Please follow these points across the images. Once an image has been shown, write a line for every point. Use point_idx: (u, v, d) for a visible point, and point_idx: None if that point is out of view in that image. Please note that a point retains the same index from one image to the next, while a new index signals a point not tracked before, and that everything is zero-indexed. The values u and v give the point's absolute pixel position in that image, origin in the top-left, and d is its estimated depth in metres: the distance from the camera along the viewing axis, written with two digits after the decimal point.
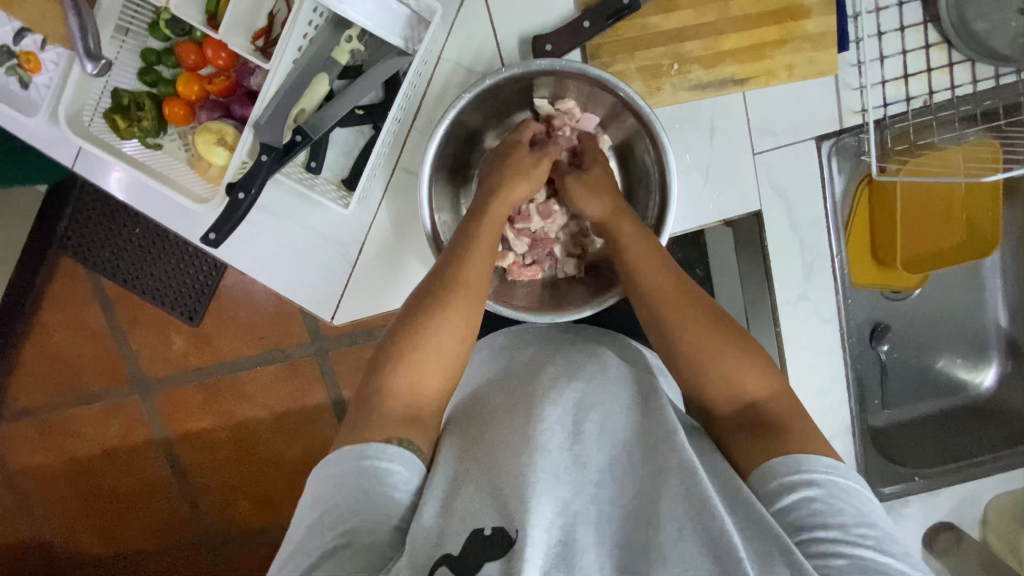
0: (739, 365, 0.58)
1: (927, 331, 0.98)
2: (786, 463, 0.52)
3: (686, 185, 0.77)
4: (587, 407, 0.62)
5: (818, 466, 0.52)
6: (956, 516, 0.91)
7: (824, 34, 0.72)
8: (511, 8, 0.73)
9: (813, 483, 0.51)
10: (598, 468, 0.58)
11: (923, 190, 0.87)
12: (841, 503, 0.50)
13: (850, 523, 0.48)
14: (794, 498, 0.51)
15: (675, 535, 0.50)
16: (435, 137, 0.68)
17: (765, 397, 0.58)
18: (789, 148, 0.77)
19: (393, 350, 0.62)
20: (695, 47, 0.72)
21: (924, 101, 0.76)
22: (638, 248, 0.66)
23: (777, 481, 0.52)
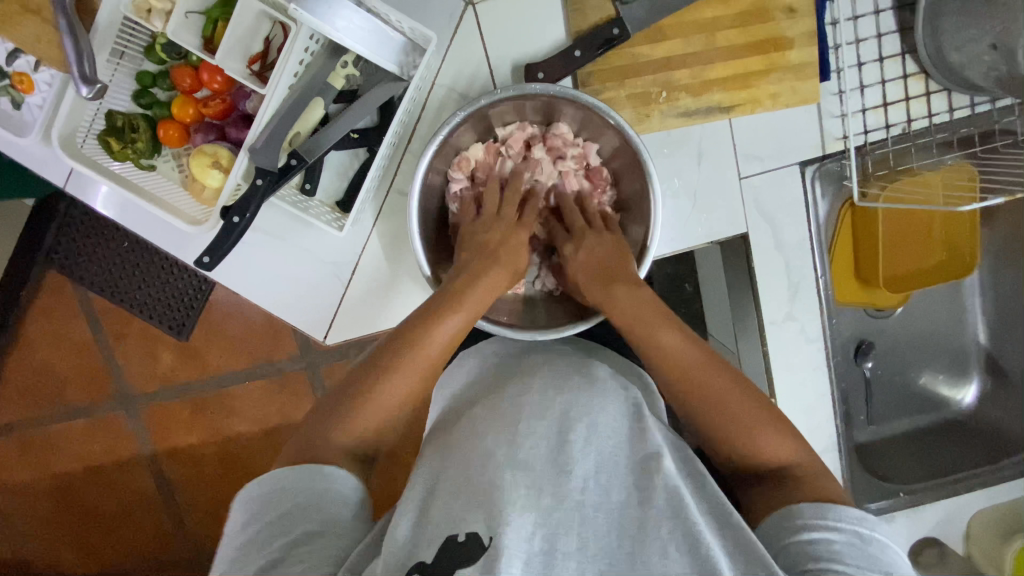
0: (724, 383, 0.63)
1: (910, 349, 1.00)
2: (815, 507, 0.55)
3: (675, 209, 0.79)
4: (574, 416, 0.62)
5: (845, 516, 0.53)
6: (940, 530, 0.93)
7: (806, 64, 0.74)
8: (504, 35, 0.74)
9: (837, 529, 0.53)
10: (585, 474, 0.57)
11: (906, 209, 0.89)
12: (864, 548, 0.51)
13: (866, 566, 0.50)
14: (814, 536, 0.53)
15: (660, 555, 0.51)
16: (427, 153, 0.69)
17: (746, 420, 0.62)
18: (774, 171, 0.79)
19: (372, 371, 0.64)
20: (684, 76, 0.74)
21: (903, 128, 0.79)
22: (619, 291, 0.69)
23: (801, 521, 0.54)
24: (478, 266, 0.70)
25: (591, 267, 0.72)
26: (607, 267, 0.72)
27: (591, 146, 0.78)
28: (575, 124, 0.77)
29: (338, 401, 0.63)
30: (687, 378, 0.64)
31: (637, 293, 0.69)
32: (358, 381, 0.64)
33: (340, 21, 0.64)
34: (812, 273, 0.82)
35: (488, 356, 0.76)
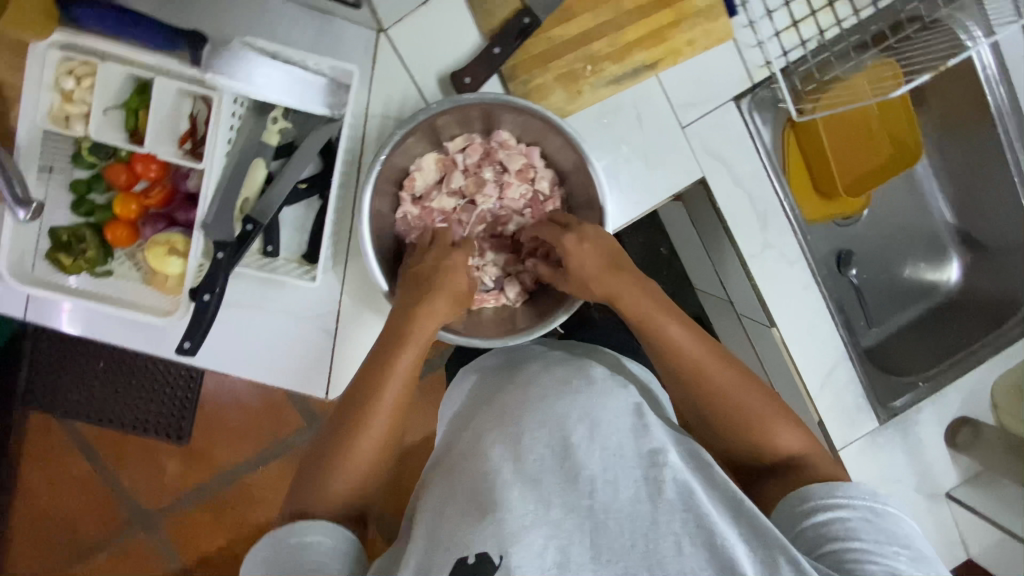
0: (729, 381, 0.64)
1: (887, 247, 1.05)
2: (825, 488, 0.58)
3: (630, 173, 0.80)
4: (573, 419, 0.62)
5: (855, 491, 0.57)
6: (966, 409, 0.96)
7: (711, 6, 0.76)
8: (422, 52, 0.75)
9: (850, 507, 0.56)
10: (592, 475, 0.58)
11: (843, 123, 0.93)
12: (879, 522, 0.55)
13: (883, 540, 0.54)
14: (830, 516, 0.56)
15: (674, 548, 0.52)
16: (366, 196, 0.68)
17: (751, 417, 0.64)
18: (711, 115, 0.81)
19: (359, 408, 0.62)
20: (602, 46, 0.76)
21: (818, 41, 0.82)
22: (637, 291, 0.67)
23: (813, 503, 0.58)
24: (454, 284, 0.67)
25: (597, 263, 0.67)
26: (607, 254, 0.68)
27: (533, 150, 0.78)
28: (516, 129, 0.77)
29: (331, 437, 0.62)
30: (698, 379, 0.65)
31: (646, 287, 0.68)
32: (340, 426, 0.62)
33: (259, 79, 0.66)
34: (776, 202, 0.84)
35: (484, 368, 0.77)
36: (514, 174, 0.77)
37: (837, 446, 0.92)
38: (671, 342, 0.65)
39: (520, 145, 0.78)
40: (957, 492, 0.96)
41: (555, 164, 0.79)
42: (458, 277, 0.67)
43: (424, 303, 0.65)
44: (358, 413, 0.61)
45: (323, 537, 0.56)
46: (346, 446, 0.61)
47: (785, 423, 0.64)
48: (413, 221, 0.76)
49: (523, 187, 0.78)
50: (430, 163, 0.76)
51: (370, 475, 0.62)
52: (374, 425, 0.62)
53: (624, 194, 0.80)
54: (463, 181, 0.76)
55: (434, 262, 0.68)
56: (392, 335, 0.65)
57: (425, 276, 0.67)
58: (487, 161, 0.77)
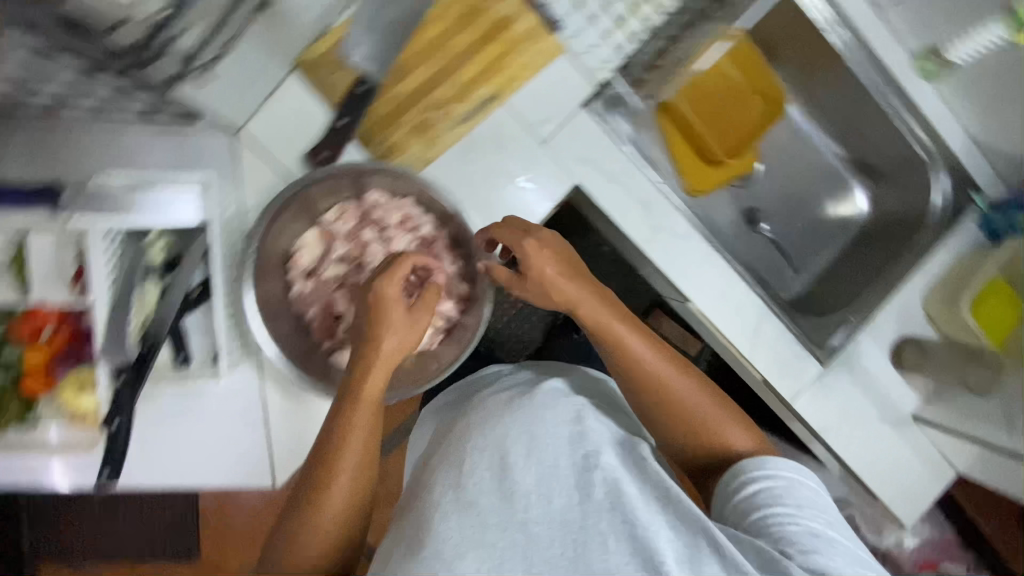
0: (681, 383, 0.65)
1: (790, 195, 1.09)
2: (752, 462, 0.62)
3: (507, 197, 0.84)
4: (515, 440, 0.62)
5: (776, 465, 0.61)
6: (907, 330, 0.96)
7: (534, 27, 0.80)
8: (277, 140, 0.78)
9: (773, 476, 0.60)
10: (527, 491, 0.58)
11: (710, 93, 0.98)
12: (797, 490, 0.59)
13: (802, 504, 0.58)
14: (756, 488, 0.60)
15: (601, 547, 0.54)
16: (246, 291, 0.73)
17: (697, 414, 0.65)
18: (567, 124, 0.85)
19: (315, 480, 0.59)
20: (445, 91, 0.79)
21: (645, 30, 0.87)
22: (591, 296, 0.66)
23: (743, 479, 0.61)
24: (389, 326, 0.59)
25: (558, 269, 0.66)
26: (567, 260, 0.67)
27: (407, 200, 0.79)
28: (384, 185, 0.78)
29: (289, 515, 0.60)
30: (654, 378, 0.65)
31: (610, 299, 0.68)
32: (297, 501, 0.59)
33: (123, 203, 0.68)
34: (654, 188, 0.88)
35: (439, 413, 0.84)
36: (395, 227, 0.79)
37: (788, 398, 0.93)
38: (634, 345, 0.65)
39: (393, 199, 0.79)
40: (924, 412, 0.96)
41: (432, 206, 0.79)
42: (394, 310, 0.60)
43: (371, 354, 0.60)
44: (315, 488, 0.58)
45: None
46: (306, 522, 0.58)
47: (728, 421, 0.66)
48: (308, 296, 0.78)
49: (408, 236, 0.79)
50: (311, 239, 0.77)
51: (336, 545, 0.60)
52: (334, 496, 0.58)
53: (506, 216, 0.84)
54: (347, 247, 0.78)
55: (365, 305, 0.60)
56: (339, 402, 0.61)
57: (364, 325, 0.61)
58: (366, 222, 0.78)
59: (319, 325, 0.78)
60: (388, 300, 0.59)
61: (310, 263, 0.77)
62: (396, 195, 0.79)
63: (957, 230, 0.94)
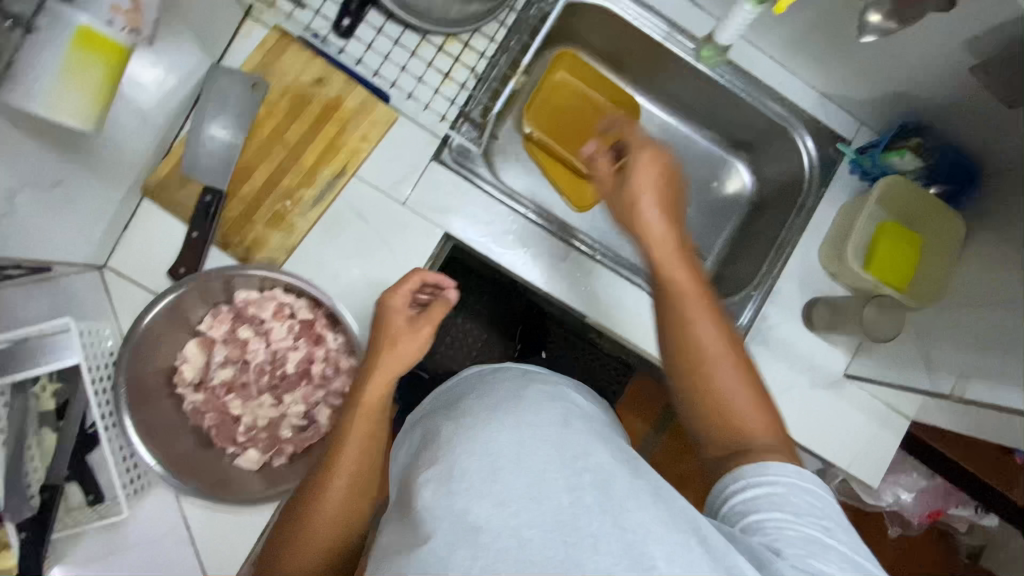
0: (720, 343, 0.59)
1: (677, 187, 1.10)
2: (758, 463, 0.53)
3: (377, 263, 0.85)
4: (501, 429, 0.49)
5: (783, 471, 0.52)
6: (813, 292, 0.95)
7: (363, 101, 0.84)
8: (144, 265, 0.81)
9: (775, 482, 0.51)
10: (516, 495, 0.44)
11: (570, 113, 1.03)
12: (803, 498, 0.50)
13: (806, 512, 0.48)
14: (752, 492, 0.51)
15: (591, 547, 0.41)
16: (127, 424, 0.72)
17: (730, 381, 0.58)
18: (421, 181, 0.87)
19: (320, 478, 0.60)
20: (290, 181, 0.82)
21: (474, 78, 0.89)
22: (667, 228, 0.67)
23: (744, 481, 0.52)
24: (400, 349, 0.65)
25: (627, 207, 0.70)
26: (659, 184, 0.69)
27: (276, 293, 0.79)
28: (250, 285, 0.79)
29: (292, 519, 0.60)
30: (692, 340, 0.60)
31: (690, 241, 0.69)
32: (302, 501, 0.60)
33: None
34: (522, 218, 0.90)
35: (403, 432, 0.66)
36: (270, 321, 0.80)
37: None
38: (693, 287, 0.62)
39: (261, 295, 0.80)
40: (853, 369, 0.94)
41: (302, 296, 0.80)
42: (400, 327, 0.67)
43: (384, 355, 0.65)
44: (318, 486, 0.59)
45: None
46: (305, 525, 0.59)
47: (764, 409, 0.58)
48: (199, 408, 0.80)
49: (283, 327, 0.80)
50: (193, 351, 0.80)
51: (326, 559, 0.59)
52: (333, 496, 0.59)
53: (383, 282, 0.85)
54: (228, 351, 0.80)
55: (382, 318, 0.68)
56: (352, 404, 0.63)
57: (380, 336, 0.67)
58: (240, 323, 0.80)
59: (216, 432, 0.80)
60: (393, 329, 0.67)
61: (199, 375, 0.80)
62: (265, 292, 0.80)
63: (832, 185, 0.95)
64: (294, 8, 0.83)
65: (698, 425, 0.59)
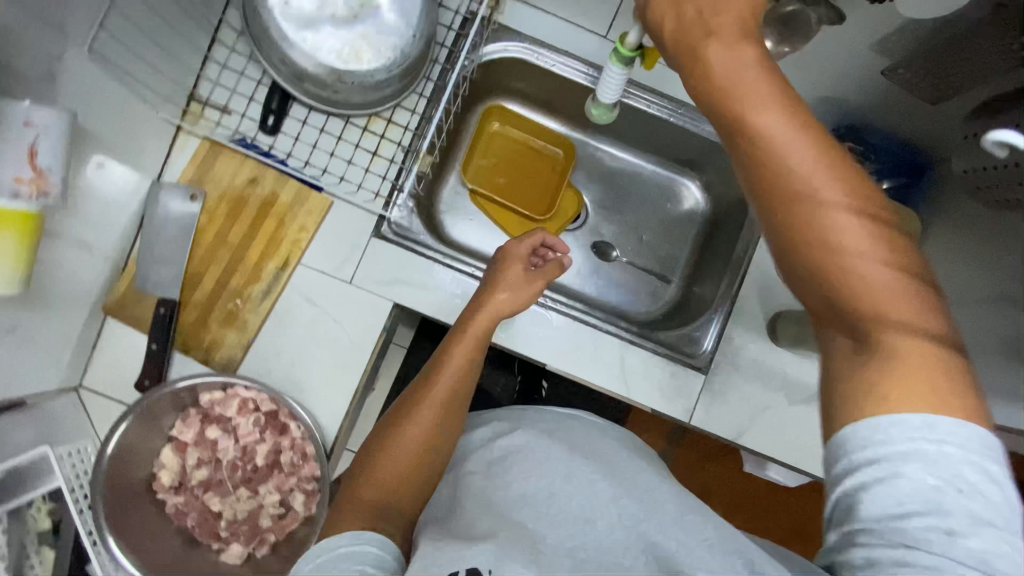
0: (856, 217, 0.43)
1: (631, 214, 1.10)
2: (876, 427, 0.39)
3: (333, 344, 0.88)
4: (581, 471, 0.63)
5: (905, 430, 0.38)
6: (776, 305, 0.93)
7: (297, 192, 0.87)
8: (115, 380, 0.86)
9: (895, 463, 0.38)
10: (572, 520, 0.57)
11: (509, 161, 1.06)
12: (932, 490, 0.37)
13: (927, 514, 0.36)
14: (860, 471, 0.39)
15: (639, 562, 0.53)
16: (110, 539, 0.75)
17: (874, 275, 0.42)
18: (364, 259, 0.89)
19: (422, 393, 0.76)
20: (238, 281, 0.86)
21: (402, 150, 0.91)
22: (749, 66, 0.48)
23: (846, 460, 0.40)
24: (495, 308, 0.81)
25: (681, 38, 0.52)
26: (717, 5, 0.50)
27: (235, 394, 0.83)
28: (209, 388, 0.83)
29: (392, 429, 0.74)
30: (802, 215, 0.44)
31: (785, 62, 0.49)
32: (404, 408, 0.75)
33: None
34: (468, 278, 0.91)
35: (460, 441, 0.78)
36: (235, 419, 0.84)
37: (685, 420, 0.92)
38: (805, 142, 0.45)
39: (222, 397, 0.83)
40: None
41: (259, 394, 0.83)
42: (505, 282, 0.84)
43: (485, 303, 0.82)
44: (419, 399, 0.75)
45: (366, 549, 0.57)
46: (402, 431, 0.72)
47: (932, 307, 0.42)
48: (181, 508, 0.84)
49: (246, 423, 0.84)
50: (169, 456, 0.85)
51: (411, 466, 0.71)
52: (428, 403, 0.74)
53: (340, 361, 0.88)
54: (201, 451, 0.85)
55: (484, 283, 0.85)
56: (450, 339, 0.81)
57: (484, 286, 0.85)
58: (208, 424, 0.84)
59: (200, 528, 0.84)
60: (493, 295, 0.82)
61: (175, 477, 0.85)
62: (225, 393, 0.83)
63: None
64: (221, 114, 0.87)
65: (824, 325, 0.45)
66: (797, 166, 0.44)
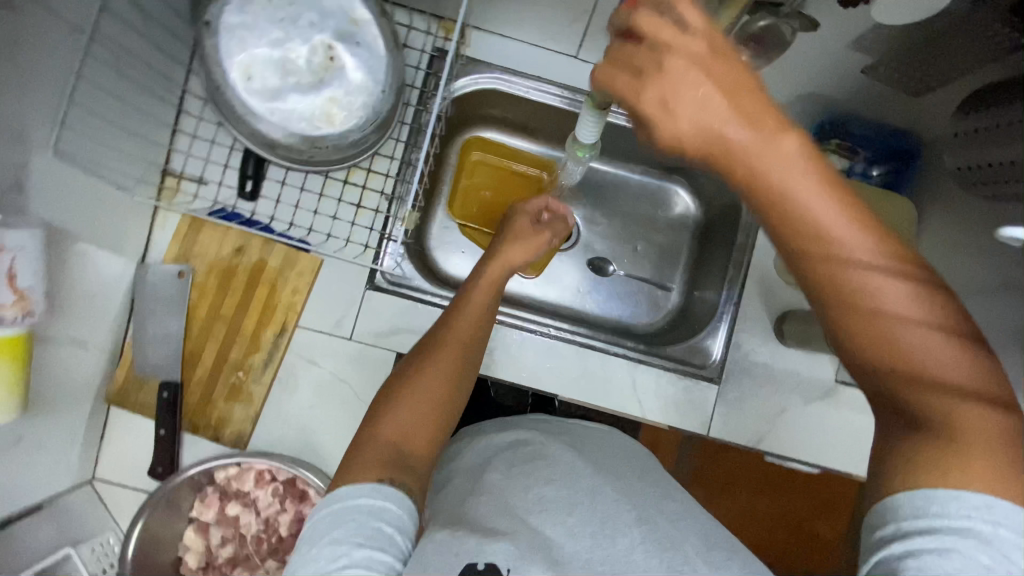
0: (908, 297, 0.42)
1: (623, 226, 1.08)
2: (927, 500, 0.42)
3: (341, 402, 0.87)
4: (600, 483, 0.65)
5: (963, 506, 0.41)
6: (780, 305, 0.92)
7: (285, 256, 0.85)
8: (126, 468, 0.85)
9: (942, 533, 0.40)
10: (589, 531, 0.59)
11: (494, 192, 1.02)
12: (974, 560, 0.39)
13: None
14: (909, 535, 0.42)
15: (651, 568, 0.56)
16: None
17: (927, 349, 0.42)
18: (361, 312, 0.88)
19: (443, 334, 0.67)
20: (237, 353, 0.85)
21: (385, 198, 0.89)
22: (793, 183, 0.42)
23: (896, 524, 0.43)
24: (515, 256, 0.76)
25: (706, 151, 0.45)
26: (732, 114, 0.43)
27: (251, 470, 0.83)
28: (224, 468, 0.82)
29: (409, 373, 0.64)
30: (877, 323, 0.43)
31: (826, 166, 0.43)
32: (423, 352, 0.66)
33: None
34: None
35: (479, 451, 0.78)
36: (253, 495, 0.84)
37: (703, 432, 0.92)
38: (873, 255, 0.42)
39: (238, 475, 0.83)
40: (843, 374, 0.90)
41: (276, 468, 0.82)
42: (521, 238, 0.78)
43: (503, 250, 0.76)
44: (440, 342, 0.66)
45: (389, 504, 0.53)
46: (421, 377, 0.63)
47: (998, 394, 0.43)
48: None
49: (265, 497, 0.84)
50: (192, 537, 0.85)
51: (432, 416, 0.62)
52: (451, 348, 0.66)
53: (350, 418, 0.87)
54: (222, 528, 0.85)
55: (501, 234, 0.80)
56: (465, 286, 0.73)
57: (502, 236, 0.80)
58: (226, 502, 0.84)
59: None
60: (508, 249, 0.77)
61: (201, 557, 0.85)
62: (241, 471, 0.83)
63: None
64: (198, 187, 0.86)
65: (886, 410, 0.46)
66: (867, 278, 0.42)
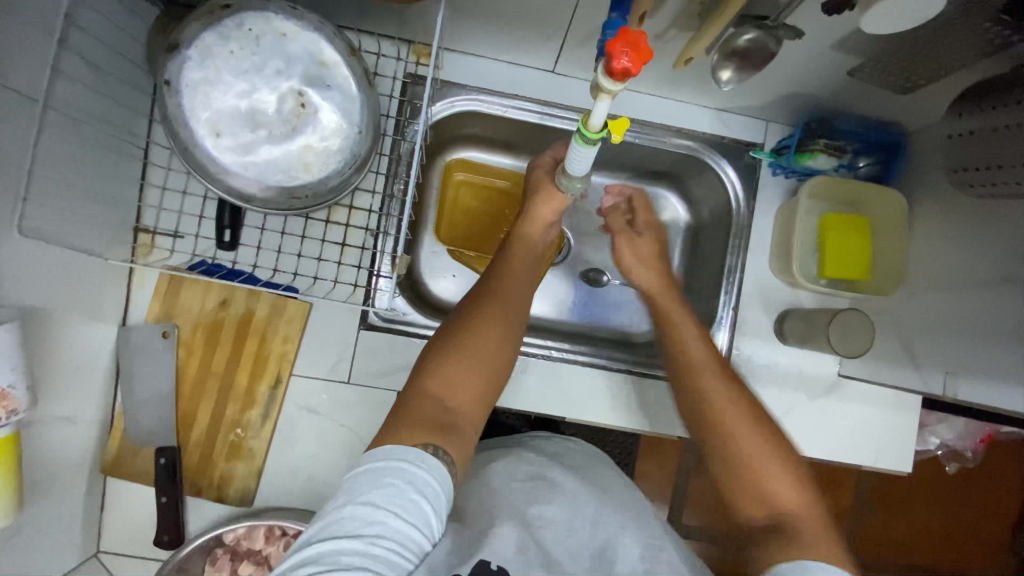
0: (740, 420, 0.61)
1: None
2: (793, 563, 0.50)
3: (345, 448, 0.85)
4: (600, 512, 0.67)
5: (818, 567, 0.49)
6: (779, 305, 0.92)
7: (272, 306, 0.82)
8: (130, 537, 0.83)
9: None
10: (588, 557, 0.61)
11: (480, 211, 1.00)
12: None
13: None
14: None
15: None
16: None
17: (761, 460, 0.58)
18: (357, 354, 0.86)
19: (491, 296, 0.66)
20: (233, 410, 0.82)
21: (370, 234, 0.86)
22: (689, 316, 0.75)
23: None
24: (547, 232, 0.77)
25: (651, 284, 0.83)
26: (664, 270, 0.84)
27: (263, 528, 0.82)
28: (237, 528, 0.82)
29: (457, 333, 0.61)
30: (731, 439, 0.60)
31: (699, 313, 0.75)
32: (468, 313, 0.64)
33: None
34: None
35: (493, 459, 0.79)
36: (265, 552, 0.83)
37: None
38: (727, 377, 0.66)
39: (250, 533, 0.82)
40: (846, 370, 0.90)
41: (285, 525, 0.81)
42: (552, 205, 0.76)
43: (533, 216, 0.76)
44: (487, 303, 0.65)
45: (431, 474, 0.50)
46: (474, 337, 0.61)
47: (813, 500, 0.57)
48: None
49: (275, 554, 0.82)
50: None
51: (482, 382, 0.60)
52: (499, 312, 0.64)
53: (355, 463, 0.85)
54: None
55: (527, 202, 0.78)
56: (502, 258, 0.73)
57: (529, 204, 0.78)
58: (238, 562, 0.83)
59: None
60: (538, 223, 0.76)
61: None
62: (252, 529, 0.82)
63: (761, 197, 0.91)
64: (174, 240, 0.82)
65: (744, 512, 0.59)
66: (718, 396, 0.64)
